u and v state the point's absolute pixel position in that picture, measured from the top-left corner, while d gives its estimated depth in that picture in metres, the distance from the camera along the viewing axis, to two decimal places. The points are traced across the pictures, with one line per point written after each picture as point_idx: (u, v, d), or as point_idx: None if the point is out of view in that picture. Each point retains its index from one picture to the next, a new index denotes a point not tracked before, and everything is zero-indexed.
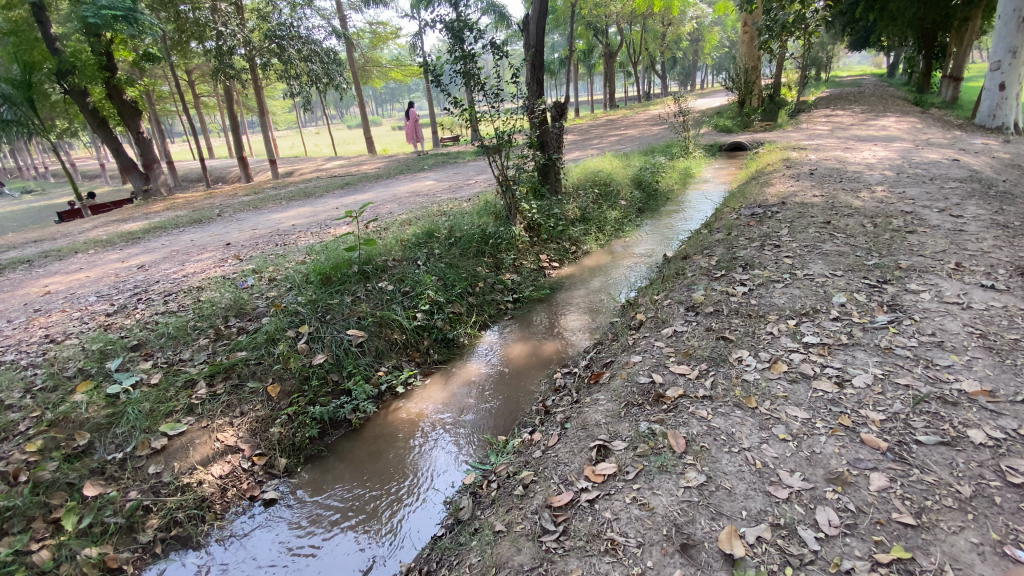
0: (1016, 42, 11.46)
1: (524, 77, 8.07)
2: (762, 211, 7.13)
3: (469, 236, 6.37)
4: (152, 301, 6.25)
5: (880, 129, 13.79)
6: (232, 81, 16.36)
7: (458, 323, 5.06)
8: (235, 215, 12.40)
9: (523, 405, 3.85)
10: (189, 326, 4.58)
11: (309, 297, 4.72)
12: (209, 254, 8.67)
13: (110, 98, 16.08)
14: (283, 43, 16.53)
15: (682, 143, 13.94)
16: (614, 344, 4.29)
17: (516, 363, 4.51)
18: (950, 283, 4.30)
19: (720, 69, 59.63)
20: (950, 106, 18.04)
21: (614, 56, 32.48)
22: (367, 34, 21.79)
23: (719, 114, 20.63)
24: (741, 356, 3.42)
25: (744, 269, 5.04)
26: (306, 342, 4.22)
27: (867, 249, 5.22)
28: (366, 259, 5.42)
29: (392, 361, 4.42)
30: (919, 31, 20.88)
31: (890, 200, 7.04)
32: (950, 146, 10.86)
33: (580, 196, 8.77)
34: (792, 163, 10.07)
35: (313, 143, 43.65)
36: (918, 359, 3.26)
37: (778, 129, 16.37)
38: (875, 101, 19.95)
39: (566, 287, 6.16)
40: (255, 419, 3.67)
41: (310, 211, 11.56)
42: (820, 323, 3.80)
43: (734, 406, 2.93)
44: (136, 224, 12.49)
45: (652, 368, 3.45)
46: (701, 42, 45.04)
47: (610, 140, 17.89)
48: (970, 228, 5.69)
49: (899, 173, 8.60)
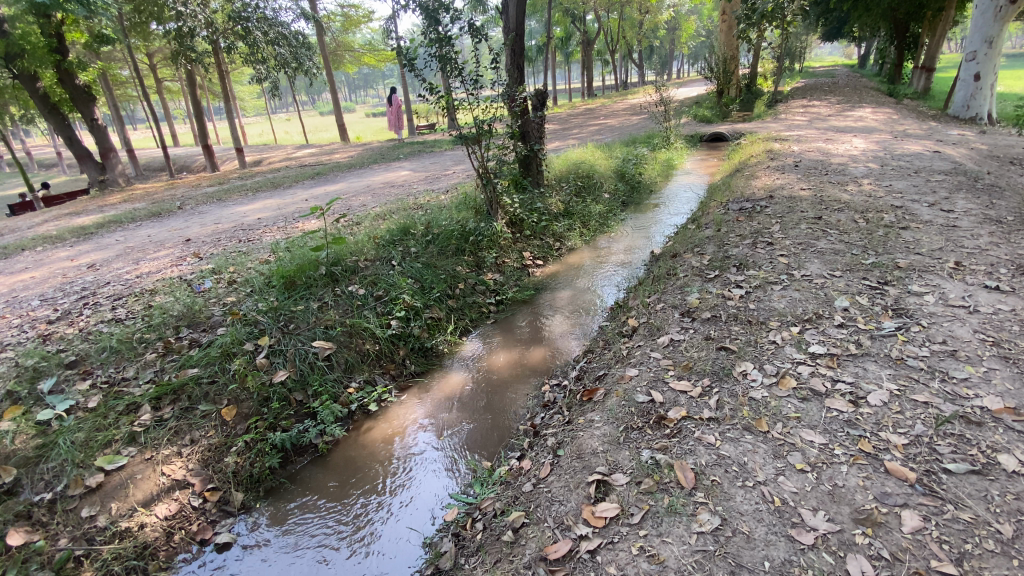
0: (992, 32, 11.50)
1: (504, 64, 7.68)
2: (750, 205, 6.92)
3: (447, 233, 5.98)
4: (100, 306, 5.69)
5: (858, 119, 13.80)
6: (194, 65, 15.39)
7: (436, 330, 4.69)
8: (198, 208, 11.69)
9: (509, 423, 3.53)
10: (135, 338, 4.10)
11: (271, 304, 4.29)
12: (167, 252, 8.06)
13: (61, 82, 14.93)
14: (248, 25, 15.56)
15: (663, 133, 13.74)
16: (605, 353, 3.98)
17: (500, 372, 4.18)
18: (952, 284, 4.11)
19: (697, 59, 59.84)
20: (923, 96, 18.21)
21: (592, 44, 32.09)
22: (339, 17, 20.89)
23: (698, 103, 20.52)
24: (746, 370, 3.15)
25: (739, 269, 4.79)
26: (266, 357, 3.81)
27: (862, 247, 5.03)
28: (336, 260, 5.00)
29: (365, 375, 4.04)
30: (892, 23, 21.05)
31: (878, 193, 6.90)
32: (928, 137, 10.89)
33: (562, 189, 8.44)
34: (775, 155, 9.92)
35: (283, 130, 42.30)
36: (933, 371, 3.03)
37: (758, 119, 16.30)
38: (850, 92, 20.06)
39: (551, 288, 5.83)
40: (207, 448, 3.26)
41: (279, 204, 10.97)
42: (824, 330, 3.57)
43: (745, 430, 2.65)
44: (90, 218, 11.68)
45: (650, 385, 3.16)
46: (678, 31, 45.03)
47: (590, 129, 17.57)
48: (962, 223, 5.55)
49: (883, 165, 8.52)
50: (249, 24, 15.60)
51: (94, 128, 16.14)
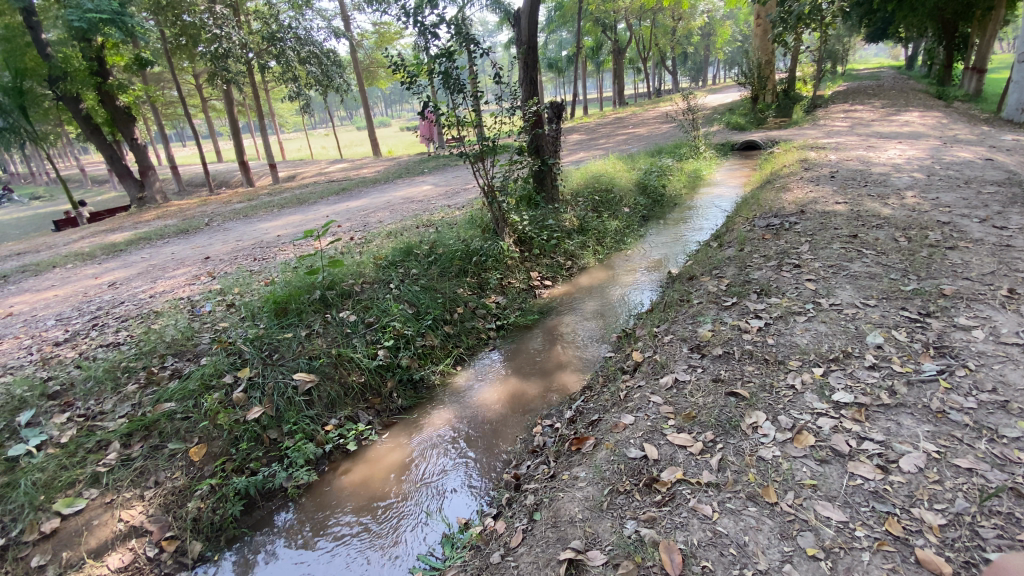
0: None
1: (517, 77, 7.49)
2: (778, 222, 6.43)
3: (451, 253, 5.75)
4: (107, 328, 5.68)
5: (903, 124, 12.93)
6: (229, 85, 15.87)
7: (428, 360, 4.46)
8: (224, 225, 11.92)
9: (492, 469, 3.24)
10: (120, 366, 3.96)
11: (257, 332, 4.13)
12: (185, 270, 8.17)
13: (103, 104, 15.58)
14: (282, 45, 16.04)
15: (692, 142, 13.24)
16: (604, 392, 3.63)
17: (492, 408, 3.89)
18: (1006, 316, 3.57)
19: (732, 65, 58.41)
20: (975, 99, 17.02)
21: (623, 53, 31.67)
22: (372, 35, 21.21)
23: (731, 110, 19.84)
24: (757, 423, 2.75)
25: (759, 296, 4.35)
26: (243, 391, 3.65)
27: (901, 271, 4.51)
28: (330, 283, 4.83)
29: (346, 411, 3.83)
30: (941, 22, 19.83)
31: (922, 207, 6.29)
32: (981, 142, 10.04)
33: (578, 204, 8.12)
34: (810, 165, 9.30)
35: (320, 145, 43.52)
36: (980, 428, 2.53)
37: (794, 126, 15.58)
38: (895, 95, 18.95)
39: (558, 311, 5.49)
40: (171, 491, 3.10)
41: (299, 220, 11.07)
42: (852, 373, 3.12)
43: (748, 500, 2.27)
44: (123, 235, 12.07)
45: (643, 436, 2.80)
46: (713, 37, 44.06)
47: (617, 139, 17.18)
48: (1020, 242, 4.92)
49: (930, 175, 7.83)
50: (283, 44, 16.03)
51: (134, 147, 16.75)
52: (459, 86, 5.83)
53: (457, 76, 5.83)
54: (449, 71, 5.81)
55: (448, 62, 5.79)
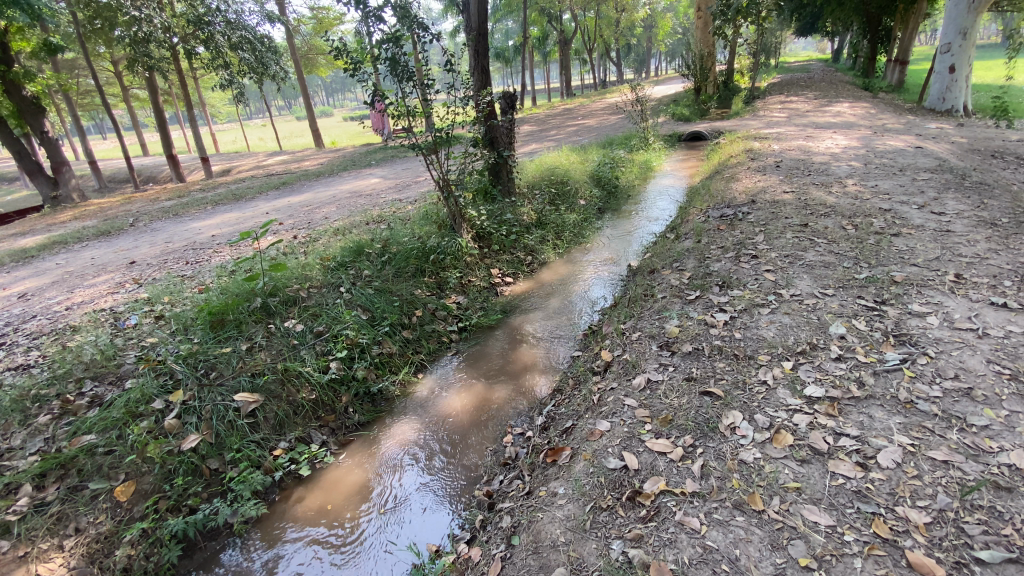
0: (965, 24, 11.34)
1: (467, 66, 7.21)
2: (732, 212, 6.50)
3: (406, 252, 5.44)
4: (14, 347, 5.01)
5: (836, 115, 13.55)
6: (152, 72, 14.57)
7: (386, 370, 4.17)
8: (152, 225, 10.97)
9: (462, 486, 3.03)
10: (27, 395, 3.43)
11: (190, 348, 3.71)
12: (108, 277, 7.41)
13: (8, 94, 14.00)
14: (211, 30, 14.87)
15: (642, 133, 13.36)
16: (576, 395, 3.49)
17: (459, 417, 3.67)
18: (955, 301, 3.71)
19: (674, 56, 59.80)
20: (897, 90, 18.14)
21: (570, 43, 31.67)
22: (310, 21, 20.12)
23: (676, 101, 20.25)
24: (734, 424, 2.68)
25: (722, 289, 4.34)
26: (176, 417, 3.27)
27: (853, 259, 4.63)
28: (273, 290, 4.43)
29: (297, 432, 3.51)
30: (865, 17, 20.96)
31: (863, 195, 6.54)
32: (907, 131, 10.65)
33: (534, 197, 7.97)
34: (756, 155, 9.54)
35: (257, 137, 41.19)
36: (949, 418, 2.58)
37: (736, 116, 16.06)
38: (825, 86, 19.92)
39: (521, 309, 5.31)
40: (94, 539, 2.70)
41: (237, 218, 10.34)
42: (821, 365, 3.12)
43: (735, 509, 2.18)
44: (34, 238, 10.87)
45: (621, 444, 2.68)
46: (655, 29, 44.97)
47: (568, 131, 17.14)
48: (956, 227, 5.17)
49: (867, 163, 8.19)
50: (211, 28, 14.87)
51: (44, 141, 15.12)
52: (407, 74, 5.48)
53: (406, 63, 5.47)
54: (397, 58, 5.43)
55: (395, 48, 5.41)
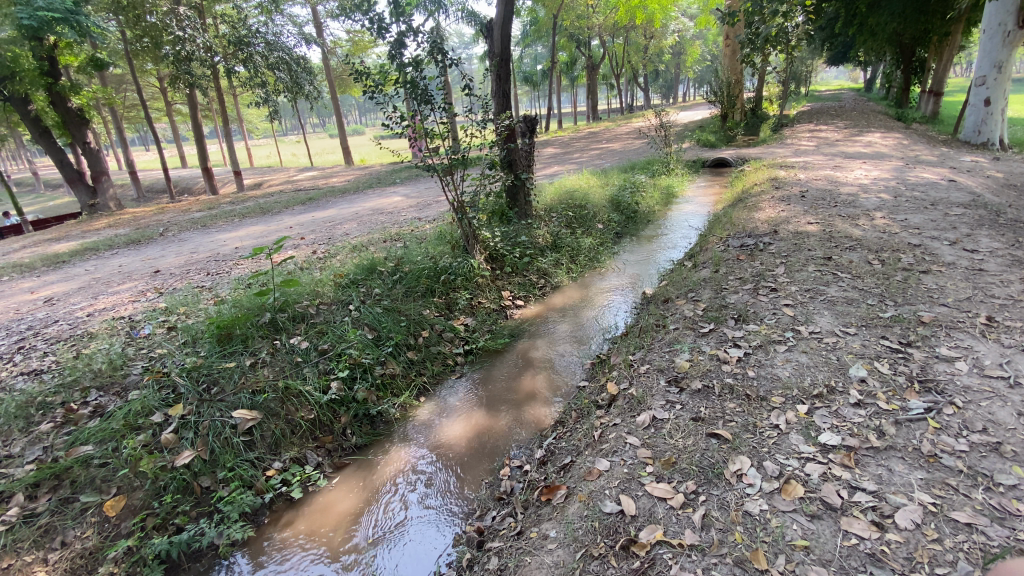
0: (1001, 57, 11.06)
1: (490, 89, 7.30)
2: (752, 242, 6.33)
3: (418, 272, 5.45)
4: (32, 352, 5.11)
5: (867, 145, 13.24)
6: (192, 88, 15.21)
7: (388, 392, 4.11)
8: (180, 235, 11.28)
9: (453, 520, 2.94)
10: (34, 402, 3.48)
11: (195, 362, 3.73)
12: (132, 285, 7.62)
13: (53, 106, 14.73)
14: (250, 50, 15.49)
15: (664, 158, 13.27)
16: (577, 429, 3.36)
17: (458, 446, 3.58)
18: (987, 346, 3.48)
19: (701, 83, 59.85)
20: (932, 121, 17.68)
21: (597, 69, 31.95)
22: (345, 43, 20.72)
23: (702, 127, 20.12)
24: (741, 471, 2.52)
25: (736, 323, 4.18)
26: (173, 432, 3.26)
27: (878, 296, 4.43)
28: (283, 305, 4.46)
29: (292, 452, 3.44)
30: (899, 47, 20.60)
31: (892, 229, 6.31)
32: (941, 164, 10.31)
33: (551, 220, 7.92)
34: (780, 184, 9.35)
35: (290, 152, 42.39)
36: (975, 475, 2.39)
37: (763, 144, 15.85)
38: (856, 116, 19.56)
39: (529, 334, 5.21)
40: (80, 554, 2.68)
41: (260, 231, 10.57)
42: (838, 411, 2.93)
43: (734, 567, 2.02)
44: (69, 244, 11.31)
45: (620, 487, 2.54)
46: (684, 55, 45.13)
47: (591, 154, 17.15)
48: (991, 266, 4.92)
49: (897, 196, 7.93)
50: (251, 49, 15.48)
51: (86, 152, 15.86)
52: (427, 97, 5.50)
53: (425, 86, 5.49)
54: (417, 81, 5.45)
55: (416, 72, 5.44)
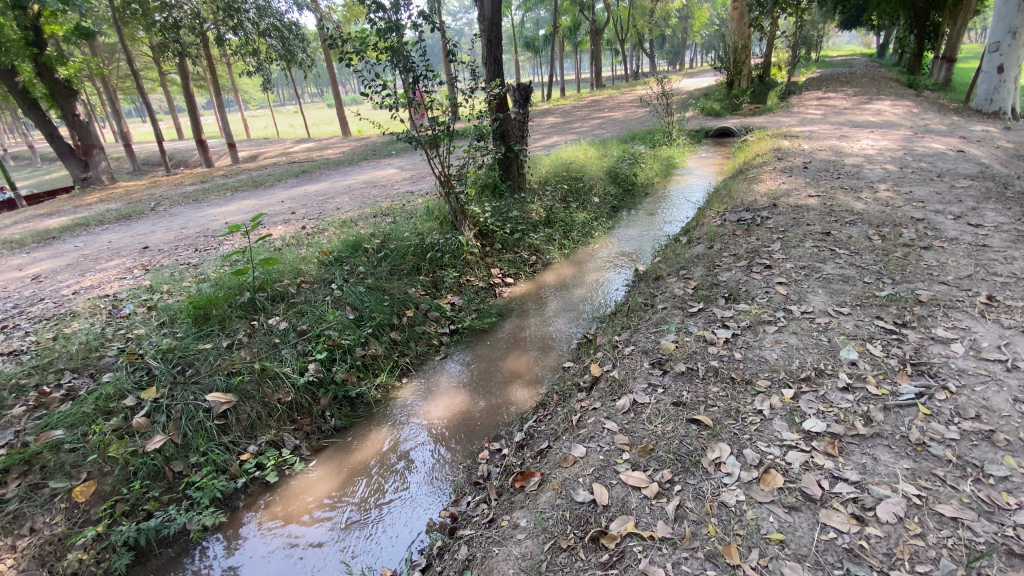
0: (1016, 22, 10.49)
1: (480, 55, 7.00)
2: (750, 216, 6.14)
3: (404, 249, 5.32)
4: (15, 331, 5.04)
5: (876, 113, 12.82)
6: (182, 57, 14.95)
7: (369, 373, 4.04)
8: (171, 210, 11.11)
9: (429, 504, 2.89)
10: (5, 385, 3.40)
11: (169, 344, 3.65)
12: (119, 261, 7.51)
13: (40, 77, 14.30)
14: (241, 16, 14.94)
15: (666, 128, 12.89)
16: (558, 413, 3.28)
17: (438, 429, 3.50)
18: (985, 326, 3.36)
19: (709, 49, 57.91)
20: (944, 88, 17.10)
21: (600, 33, 30.82)
22: (340, 9, 20.00)
23: (707, 95, 19.51)
24: (720, 459, 2.44)
25: (727, 302, 4.06)
26: (146, 416, 3.19)
27: (875, 273, 4.28)
28: (263, 284, 4.35)
29: (269, 436, 3.39)
30: (913, 9, 19.77)
31: (895, 202, 6.11)
32: (950, 133, 9.97)
33: (545, 194, 7.72)
34: (783, 154, 9.07)
35: (286, 122, 41.56)
36: (964, 466, 2.30)
37: (768, 112, 15.38)
38: (867, 82, 18.93)
39: (518, 313, 5.10)
40: (48, 540, 2.64)
41: (252, 205, 10.39)
42: (825, 396, 2.84)
43: (706, 562, 1.96)
44: (60, 219, 11.16)
45: (594, 475, 2.47)
46: (691, 19, 43.56)
47: (592, 124, 16.69)
48: (994, 242, 4.75)
49: (902, 167, 7.67)
50: (241, 15, 14.91)
51: (76, 124, 15.51)
52: (408, 65, 5.23)
53: (407, 53, 5.20)
54: (399, 47, 5.16)
55: (398, 37, 5.14)
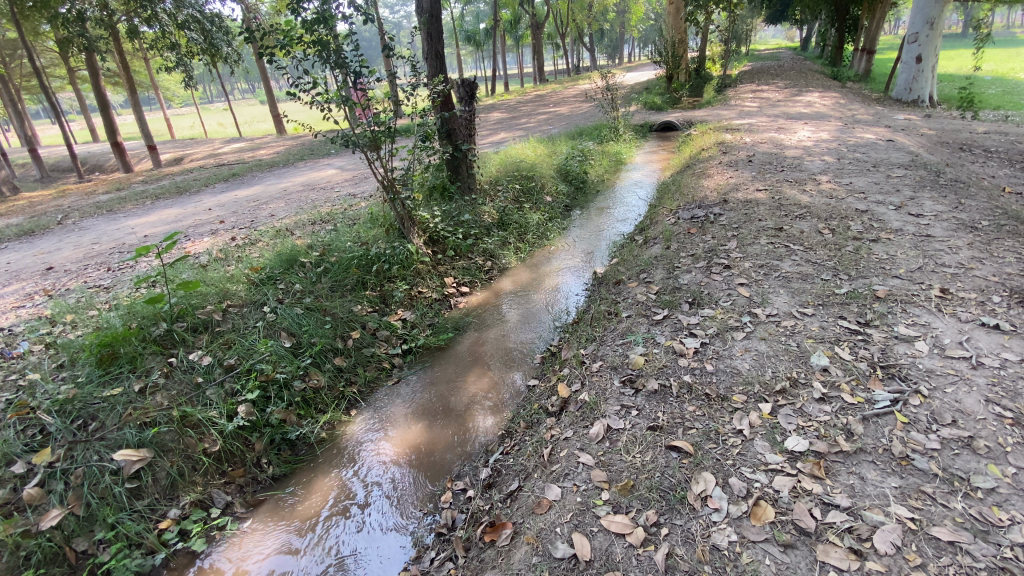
0: (933, 13, 11.13)
1: (421, 49, 6.61)
2: (703, 212, 6.10)
3: (347, 261, 4.88)
4: None
5: (807, 105, 13.33)
6: (89, 53, 13.49)
7: (311, 409, 3.64)
8: (81, 223, 9.98)
9: (388, 559, 2.56)
10: None
11: (68, 393, 3.08)
12: (16, 286, 6.57)
13: None
14: (155, 8, 13.65)
15: (612, 123, 12.87)
16: (526, 444, 3.04)
17: (394, 469, 3.14)
18: (943, 322, 3.37)
19: (646, 43, 59.12)
20: (865, 79, 18.09)
21: (541, 27, 30.58)
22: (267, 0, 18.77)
23: (648, 89, 19.75)
24: (705, 492, 2.26)
25: (691, 307, 3.93)
26: (39, 485, 2.66)
27: (832, 270, 4.27)
28: (183, 314, 3.82)
29: (194, 495, 2.95)
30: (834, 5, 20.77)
31: (838, 193, 6.24)
32: (877, 123, 10.46)
33: (497, 194, 7.43)
34: (727, 148, 9.19)
35: (214, 122, 38.93)
36: (950, 479, 2.20)
37: (708, 106, 15.72)
38: (795, 75, 19.77)
39: (476, 325, 4.79)
40: None
41: (176, 215, 9.47)
42: (803, 409, 2.71)
43: None
44: None
45: (572, 522, 2.25)
46: (628, 14, 44.28)
47: (538, 119, 16.48)
48: (935, 231, 4.88)
49: (840, 157, 7.92)
50: (156, 6, 13.63)
51: None
52: (341, 60, 4.76)
53: (338, 47, 4.72)
54: (329, 40, 4.68)
55: (328, 29, 4.66)
